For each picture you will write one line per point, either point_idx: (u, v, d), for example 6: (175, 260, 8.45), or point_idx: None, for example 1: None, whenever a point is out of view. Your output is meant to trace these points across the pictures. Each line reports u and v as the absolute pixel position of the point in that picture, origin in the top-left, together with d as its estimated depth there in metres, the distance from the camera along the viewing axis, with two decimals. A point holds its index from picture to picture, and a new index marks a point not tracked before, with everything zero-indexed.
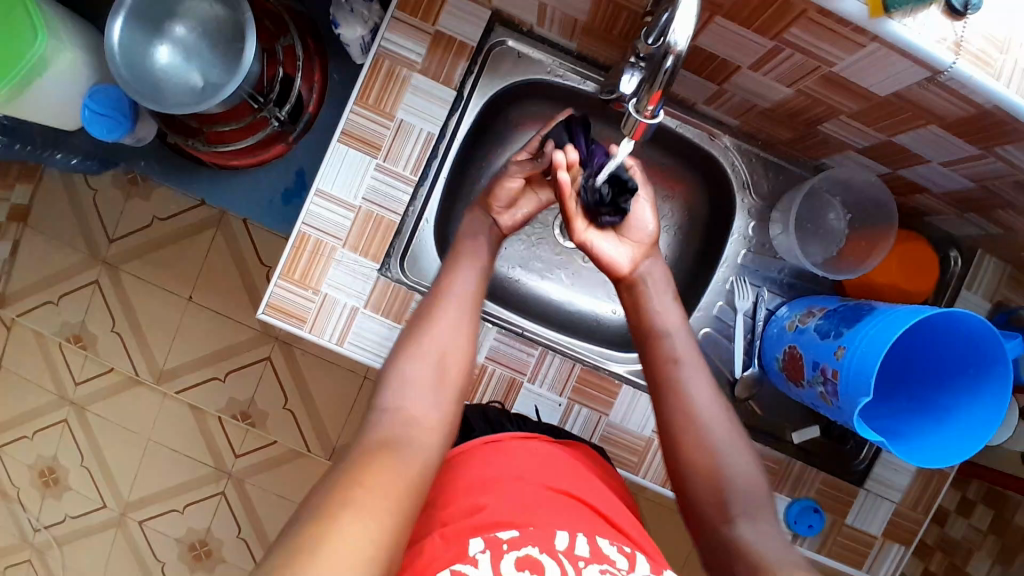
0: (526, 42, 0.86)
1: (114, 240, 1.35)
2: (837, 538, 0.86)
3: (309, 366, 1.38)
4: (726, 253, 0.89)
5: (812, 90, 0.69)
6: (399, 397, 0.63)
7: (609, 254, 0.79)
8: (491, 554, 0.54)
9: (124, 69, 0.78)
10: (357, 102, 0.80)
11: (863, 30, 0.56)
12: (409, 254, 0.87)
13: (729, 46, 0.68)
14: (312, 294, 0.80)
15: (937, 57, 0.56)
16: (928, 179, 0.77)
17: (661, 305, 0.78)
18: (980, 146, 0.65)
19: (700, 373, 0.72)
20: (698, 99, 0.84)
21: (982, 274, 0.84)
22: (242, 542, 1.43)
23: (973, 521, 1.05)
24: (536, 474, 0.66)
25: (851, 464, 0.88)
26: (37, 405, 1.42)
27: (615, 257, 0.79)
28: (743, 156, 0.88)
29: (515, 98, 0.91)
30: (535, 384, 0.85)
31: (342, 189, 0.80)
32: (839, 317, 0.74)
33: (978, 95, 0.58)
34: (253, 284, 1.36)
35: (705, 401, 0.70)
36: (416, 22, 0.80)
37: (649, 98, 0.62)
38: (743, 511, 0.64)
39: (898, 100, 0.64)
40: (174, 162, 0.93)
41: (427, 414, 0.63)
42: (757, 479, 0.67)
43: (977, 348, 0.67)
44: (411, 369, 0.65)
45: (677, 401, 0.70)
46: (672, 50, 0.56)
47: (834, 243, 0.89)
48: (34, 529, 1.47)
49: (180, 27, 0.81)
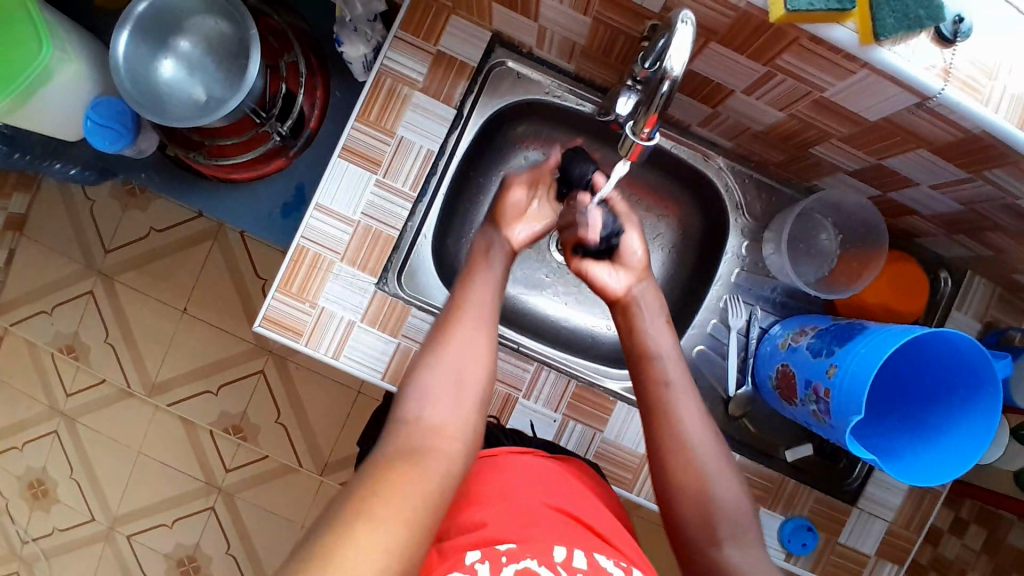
0: (525, 63, 0.88)
1: (110, 251, 1.36)
2: (830, 556, 0.86)
3: (304, 380, 1.38)
4: (719, 272, 0.90)
5: (803, 114, 0.71)
6: (416, 402, 0.62)
7: (603, 279, 0.81)
8: (490, 565, 0.55)
9: (129, 83, 0.79)
10: (358, 119, 0.81)
11: (854, 57, 0.58)
12: (407, 269, 0.87)
13: (724, 70, 0.69)
14: (309, 308, 0.80)
15: (926, 83, 0.58)
16: (918, 202, 0.79)
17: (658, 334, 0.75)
18: (969, 170, 0.67)
19: (687, 398, 0.70)
20: (693, 121, 0.85)
21: (971, 296, 0.86)
22: (230, 557, 1.41)
23: (965, 541, 1.05)
24: (533, 491, 0.66)
25: (844, 482, 0.88)
26: (29, 416, 1.41)
27: (610, 283, 0.80)
28: (737, 176, 0.89)
29: (514, 116, 0.92)
30: (530, 399, 0.86)
31: (341, 203, 0.81)
32: (830, 336, 0.75)
33: (966, 120, 0.60)
34: (249, 297, 1.36)
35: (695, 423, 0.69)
36: (417, 42, 0.82)
37: (644, 121, 0.63)
38: (730, 534, 0.64)
39: (887, 124, 0.66)
40: (173, 174, 0.94)
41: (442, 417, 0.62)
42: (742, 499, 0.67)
43: (967, 369, 0.68)
44: (433, 378, 0.64)
45: (668, 415, 0.69)
46: (668, 75, 0.57)
47: (826, 262, 0.90)
48: (21, 542, 1.44)
49: (184, 41, 0.82)
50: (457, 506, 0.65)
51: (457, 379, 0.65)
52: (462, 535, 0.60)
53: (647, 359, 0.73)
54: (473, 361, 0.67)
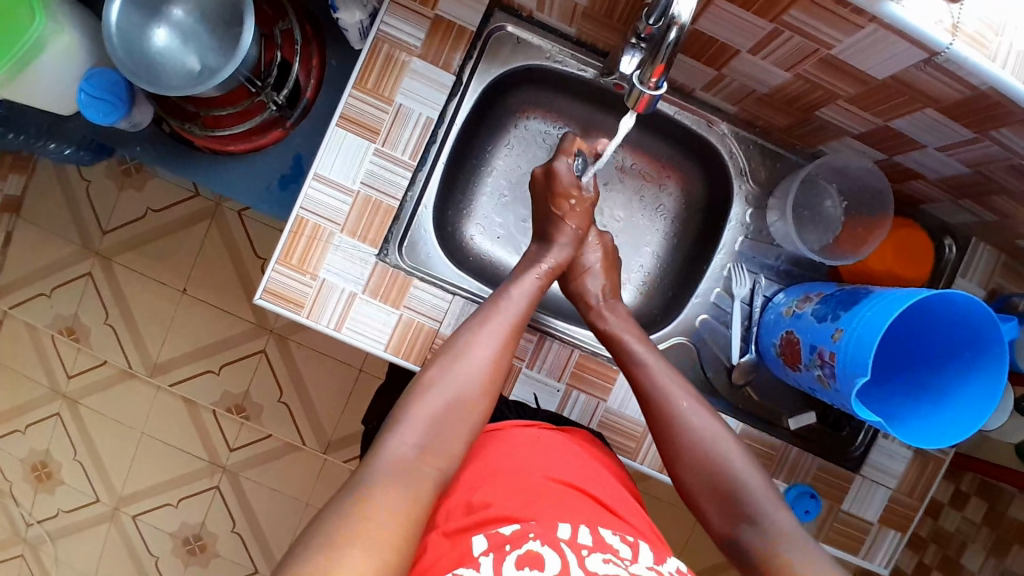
0: (525, 28, 0.86)
1: (107, 231, 1.35)
2: (833, 523, 0.86)
3: (304, 359, 1.38)
4: (723, 240, 0.89)
5: (809, 74, 0.70)
6: (409, 427, 0.61)
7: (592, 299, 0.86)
8: (492, 555, 0.53)
9: (122, 50, 0.77)
10: (356, 86, 0.80)
11: (862, 10, 0.57)
12: (408, 240, 0.86)
13: (728, 28, 0.68)
14: (309, 280, 0.79)
15: (934, 37, 0.56)
16: (925, 165, 0.78)
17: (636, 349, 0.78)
18: (976, 130, 0.66)
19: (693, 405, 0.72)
20: (696, 85, 0.84)
21: (976, 262, 0.85)
22: (236, 536, 1.42)
23: (966, 512, 1.06)
24: (536, 466, 0.66)
25: (848, 450, 0.88)
26: (31, 399, 1.41)
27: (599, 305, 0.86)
28: (741, 143, 0.88)
29: (513, 84, 0.91)
30: (534, 369, 0.85)
31: (340, 172, 0.80)
32: (835, 301, 0.75)
33: (974, 77, 0.59)
34: (248, 276, 1.35)
35: (708, 427, 0.71)
36: (414, 6, 0.80)
37: (652, 71, 0.62)
38: (752, 516, 0.65)
39: (894, 83, 0.65)
40: (170, 147, 0.92)
41: (420, 456, 0.60)
42: (767, 492, 0.66)
43: (973, 331, 0.68)
44: (424, 420, 0.62)
45: (674, 421, 0.72)
46: (676, 23, 0.56)
47: (831, 229, 0.89)
48: (27, 524, 1.45)
49: (177, 9, 0.81)
50: (458, 484, 0.65)
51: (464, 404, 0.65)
52: (468, 516, 0.59)
53: (634, 368, 0.76)
54: (485, 386, 0.67)
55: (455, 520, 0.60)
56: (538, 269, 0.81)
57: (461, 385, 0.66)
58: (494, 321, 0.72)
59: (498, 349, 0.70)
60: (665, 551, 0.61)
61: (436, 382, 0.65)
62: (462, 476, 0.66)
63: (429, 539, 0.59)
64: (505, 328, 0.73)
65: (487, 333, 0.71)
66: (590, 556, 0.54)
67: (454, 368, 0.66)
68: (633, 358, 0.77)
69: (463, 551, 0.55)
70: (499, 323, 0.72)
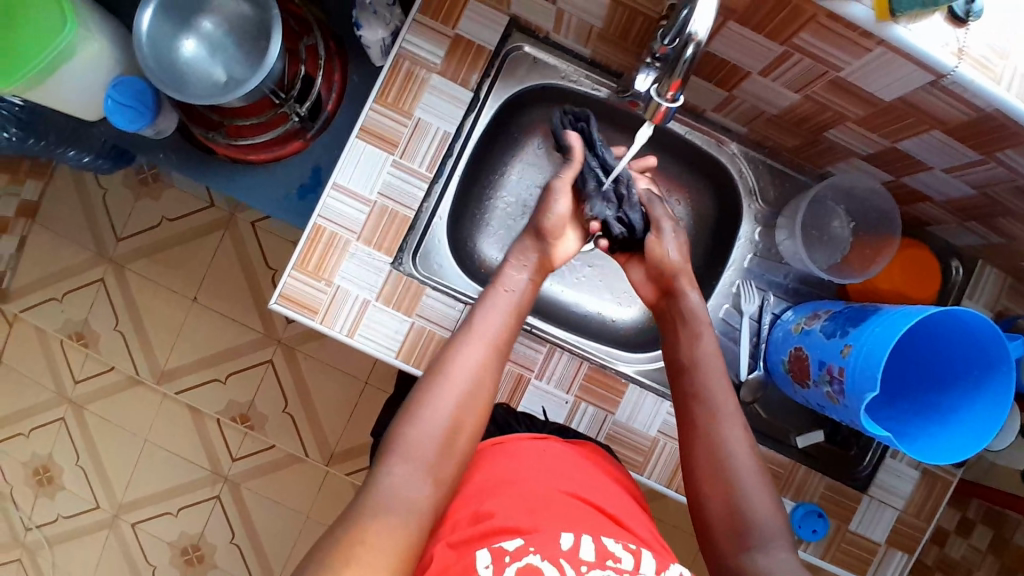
0: (542, 48, 0.89)
1: (122, 239, 1.37)
2: (840, 543, 0.86)
3: (310, 370, 1.38)
4: (732, 257, 0.91)
5: (819, 96, 0.72)
6: None
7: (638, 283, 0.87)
8: (493, 567, 0.54)
9: (151, 59, 0.80)
10: (376, 100, 0.82)
11: (870, 34, 0.59)
12: (422, 250, 0.88)
13: (740, 49, 0.70)
14: (324, 286, 0.81)
15: (940, 60, 0.58)
16: (931, 187, 0.79)
17: (698, 387, 0.74)
18: (982, 151, 0.68)
19: (739, 454, 0.68)
20: (707, 106, 0.86)
21: (982, 285, 0.86)
22: (234, 547, 1.41)
23: (972, 540, 1.05)
24: (546, 476, 0.67)
25: (855, 470, 0.88)
26: (37, 402, 1.42)
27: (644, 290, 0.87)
28: (751, 163, 0.90)
29: (529, 102, 0.94)
30: (543, 380, 0.86)
31: (359, 183, 0.82)
32: (844, 318, 0.76)
33: (980, 99, 0.60)
34: (259, 286, 1.37)
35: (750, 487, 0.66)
36: (436, 25, 0.83)
37: (668, 85, 0.63)
38: (760, 542, 0.63)
39: (902, 105, 0.67)
40: (191, 155, 0.94)
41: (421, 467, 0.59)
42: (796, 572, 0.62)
43: (980, 350, 0.69)
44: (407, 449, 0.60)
45: (722, 479, 0.67)
46: (693, 39, 0.58)
47: (839, 250, 0.91)
48: (27, 528, 1.45)
49: (207, 22, 0.83)
50: (469, 491, 0.66)
51: (445, 430, 0.64)
52: (473, 527, 0.60)
53: (697, 421, 0.71)
54: (463, 406, 0.66)
55: (461, 531, 0.61)
56: (523, 260, 0.81)
57: (447, 407, 0.65)
58: (472, 338, 0.71)
59: (486, 365, 0.70)
60: (667, 558, 0.61)
61: (415, 420, 0.64)
62: (469, 485, 0.67)
63: (435, 551, 0.59)
64: (490, 336, 0.72)
65: (468, 351, 0.70)
66: (589, 572, 0.54)
67: (433, 397, 0.65)
68: (697, 408, 0.72)
69: (467, 563, 0.56)
70: (477, 339, 0.71)
